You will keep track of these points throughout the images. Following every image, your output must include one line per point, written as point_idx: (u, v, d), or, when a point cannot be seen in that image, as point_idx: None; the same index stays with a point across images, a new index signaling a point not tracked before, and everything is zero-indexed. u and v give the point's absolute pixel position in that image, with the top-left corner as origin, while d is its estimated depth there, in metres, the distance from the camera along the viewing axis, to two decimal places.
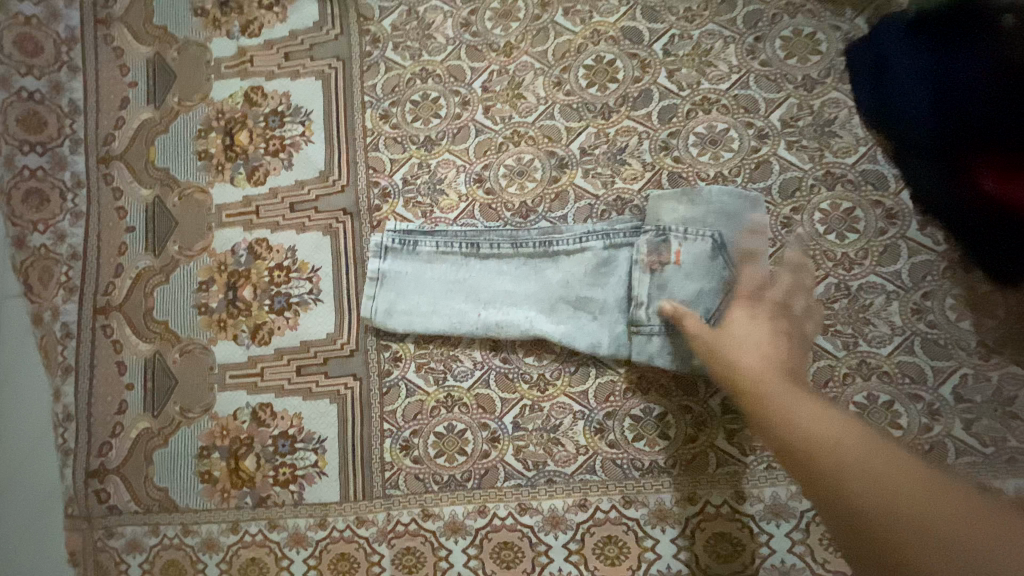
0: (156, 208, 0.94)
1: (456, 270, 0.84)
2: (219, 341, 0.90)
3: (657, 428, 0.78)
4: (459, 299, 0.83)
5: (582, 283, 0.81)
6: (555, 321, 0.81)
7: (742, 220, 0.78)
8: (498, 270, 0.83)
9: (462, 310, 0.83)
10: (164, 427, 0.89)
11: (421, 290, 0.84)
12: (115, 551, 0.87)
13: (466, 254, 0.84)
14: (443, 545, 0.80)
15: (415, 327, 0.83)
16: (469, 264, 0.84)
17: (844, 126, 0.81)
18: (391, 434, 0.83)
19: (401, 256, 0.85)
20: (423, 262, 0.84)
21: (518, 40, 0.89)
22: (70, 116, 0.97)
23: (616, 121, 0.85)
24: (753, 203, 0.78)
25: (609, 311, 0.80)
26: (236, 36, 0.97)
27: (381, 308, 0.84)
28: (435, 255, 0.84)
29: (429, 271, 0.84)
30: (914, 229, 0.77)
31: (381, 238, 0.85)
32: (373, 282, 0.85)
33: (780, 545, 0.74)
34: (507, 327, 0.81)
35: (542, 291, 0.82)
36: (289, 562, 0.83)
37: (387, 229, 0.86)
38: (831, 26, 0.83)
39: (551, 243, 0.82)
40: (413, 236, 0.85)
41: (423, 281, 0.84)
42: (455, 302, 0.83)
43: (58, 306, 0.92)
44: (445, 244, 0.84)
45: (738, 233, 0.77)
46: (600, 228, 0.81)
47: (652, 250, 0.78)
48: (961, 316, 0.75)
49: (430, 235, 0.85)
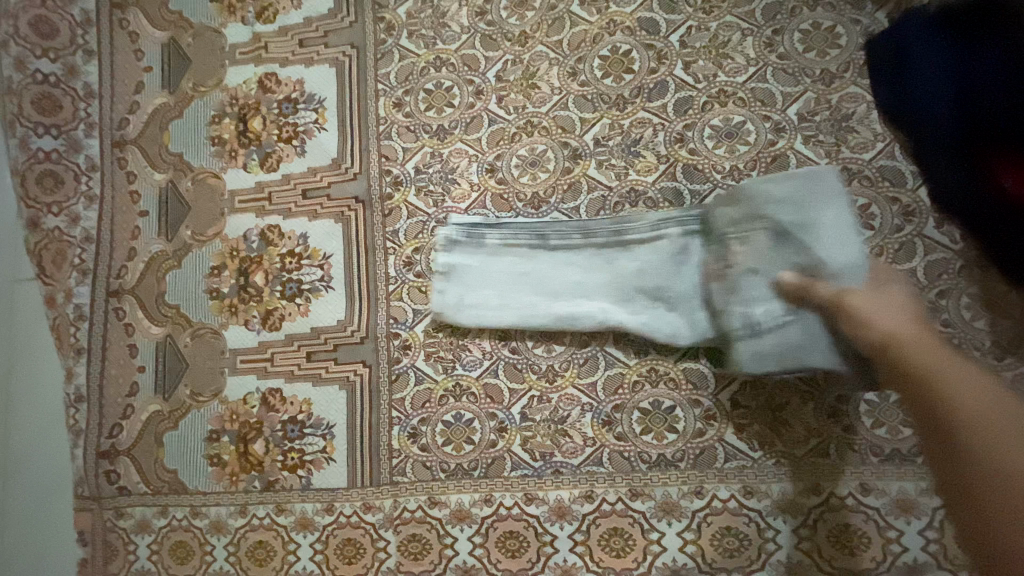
0: (170, 193, 0.95)
1: (524, 262, 0.83)
2: (230, 327, 0.90)
3: (666, 421, 0.78)
4: (528, 292, 0.82)
5: (658, 272, 0.79)
6: (630, 311, 0.80)
7: (822, 198, 0.68)
8: (566, 261, 0.82)
9: (532, 302, 0.81)
10: (174, 410, 0.89)
11: (488, 284, 0.83)
12: (124, 532, 0.88)
13: (533, 247, 0.83)
14: (449, 533, 0.80)
15: (486, 321, 0.82)
16: (537, 255, 0.82)
17: (862, 121, 0.80)
18: (399, 422, 0.84)
19: (468, 249, 0.83)
20: (489, 255, 0.83)
21: (533, 30, 0.89)
22: (84, 99, 0.98)
23: (630, 112, 0.85)
24: (816, 177, 0.68)
25: (685, 302, 0.78)
26: (251, 22, 0.97)
27: (450, 302, 0.83)
28: (501, 248, 0.83)
29: (495, 265, 0.83)
30: (931, 228, 0.77)
31: (448, 230, 0.84)
32: (442, 276, 0.83)
33: (787, 541, 0.74)
34: (580, 319, 0.80)
35: (617, 281, 0.80)
36: (296, 546, 0.84)
37: (451, 222, 0.84)
38: (851, 19, 0.82)
39: (623, 232, 0.81)
40: (479, 229, 0.83)
41: (491, 274, 0.83)
42: (525, 294, 0.82)
43: (71, 289, 0.93)
44: (512, 236, 0.83)
45: (809, 215, 0.67)
46: (675, 215, 0.79)
47: (718, 259, 0.73)
48: (976, 316, 0.74)
49: (497, 228, 0.83)
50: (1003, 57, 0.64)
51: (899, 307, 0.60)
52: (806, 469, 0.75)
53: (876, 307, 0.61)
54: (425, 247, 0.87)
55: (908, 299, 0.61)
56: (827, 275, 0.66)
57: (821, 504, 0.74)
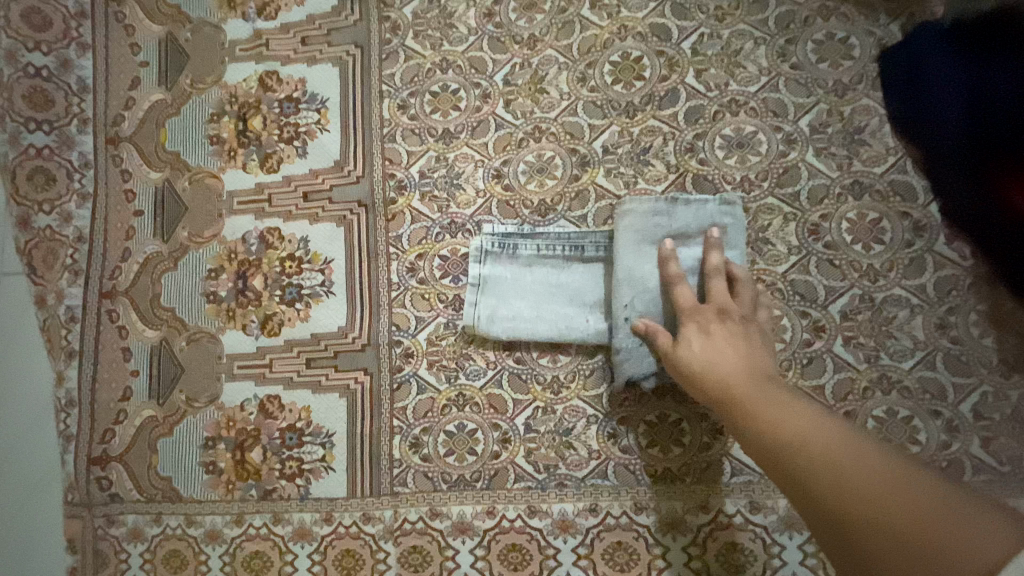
0: (166, 193, 0.92)
1: (559, 273, 0.80)
2: (227, 331, 0.88)
3: (672, 434, 0.78)
4: (563, 304, 0.80)
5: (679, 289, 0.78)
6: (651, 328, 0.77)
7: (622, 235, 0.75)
8: (603, 272, 0.79)
9: (568, 315, 0.79)
10: (169, 416, 0.87)
11: (523, 295, 0.80)
12: (116, 540, 0.85)
13: (569, 258, 0.80)
14: (450, 545, 0.79)
15: (520, 333, 0.79)
16: (571, 267, 0.80)
17: (874, 134, 0.79)
18: (401, 430, 0.82)
19: (501, 259, 0.81)
20: (523, 266, 0.81)
21: (542, 33, 0.87)
22: (78, 94, 0.95)
23: (641, 120, 0.83)
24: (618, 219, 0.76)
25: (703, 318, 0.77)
26: (252, 18, 0.95)
27: (483, 315, 0.80)
28: (536, 258, 0.80)
29: (530, 275, 0.81)
30: (941, 243, 0.76)
31: (480, 240, 0.82)
32: (474, 287, 0.81)
33: (792, 557, 0.74)
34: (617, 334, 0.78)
35: None
36: (294, 557, 0.82)
37: (485, 232, 0.82)
38: (865, 31, 0.81)
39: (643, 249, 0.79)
40: (512, 239, 0.81)
41: (526, 285, 0.80)
42: (560, 307, 0.80)
43: (63, 290, 0.91)
44: (547, 247, 0.80)
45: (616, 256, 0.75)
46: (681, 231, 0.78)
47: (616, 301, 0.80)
48: (985, 333, 0.74)
49: (531, 238, 0.81)
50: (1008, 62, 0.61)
51: (713, 354, 0.65)
52: None
53: (688, 355, 0.66)
54: (429, 254, 0.85)
55: (728, 342, 0.66)
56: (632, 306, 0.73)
57: None
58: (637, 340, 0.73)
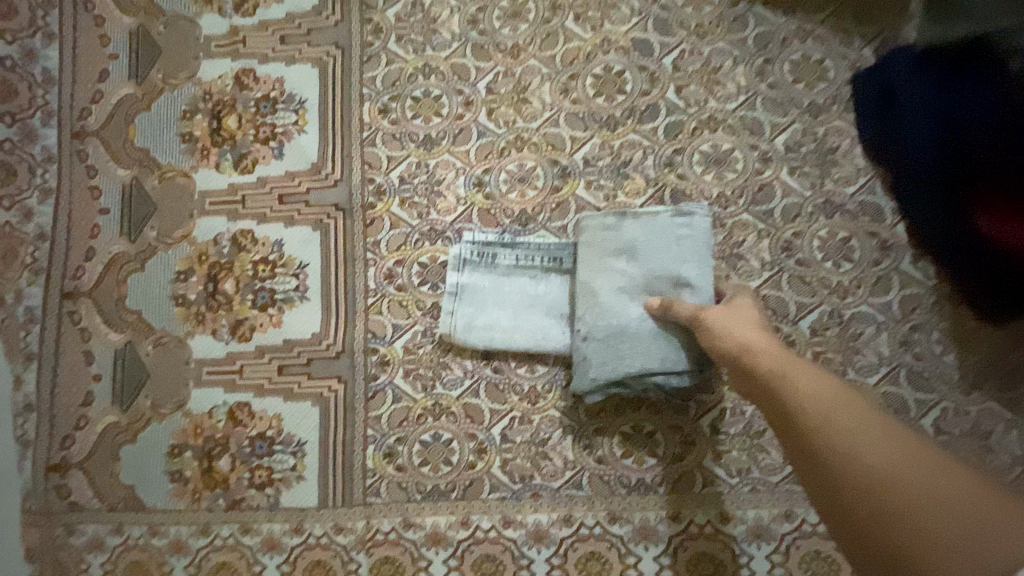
0: (134, 191, 0.89)
1: (536, 284, 0.81)
2: (196, 335, 0.85)
3: (646, 446, 0.78)
4: (539, 315, 0.80)
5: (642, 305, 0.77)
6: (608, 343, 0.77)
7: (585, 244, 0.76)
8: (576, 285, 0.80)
9: (543, 325, 0.80)
10: (133, 422, 0.84)
11: (501, 304, 0.81)
12: (75, 550, 0.82)
13: (547, 270, 0.81)
14: (423, 555, 0.78)
15: (496, 343, 0.80)
16: (549, 278, 0.81)
17: (846, 155, 0.81)
18: (375, 440, 0.81)
19: (479, 268, 0.82)
20: (501, 275, 0.81)
21: (526, 43, 0.87)
22: (42, 85, 0.91)
23: (621, 133, 0.84)
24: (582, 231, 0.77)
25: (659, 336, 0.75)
26: (229, 14, 0.92)
27: (460, 324, 0.80)
28: (515, 268, 0.81)
29: (509, 285, 0.81)
30: (907, 263, 0.79)
31: (459, 249, 0.82)
32: (451, 296, 0.81)
33: (760, 567, 0.75)
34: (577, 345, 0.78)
35: None
36: (261, 568, 0.80)
37: (465, 240, 0.82)
38: (839, 54, 0.83)
39: None
40: (491, 249, 0.82)
41: (503, 295, 0.81)
42: (536, 317, 0.80)
43: (22, 289, 0.87)
44: (525, 258, 0.81)
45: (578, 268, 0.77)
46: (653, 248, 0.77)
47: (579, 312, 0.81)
48: (946, 350, 0.77)
49: (510, 248, 0.81)
50: (991, 87, 0.61)
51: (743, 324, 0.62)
52: (780, 495, 0.76)
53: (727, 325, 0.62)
54: (407, 260, 0.84)
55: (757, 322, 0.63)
56: (584, 317, 0.74)
57: (794, 530, 0.75)
58: (582, 350, 0.74)
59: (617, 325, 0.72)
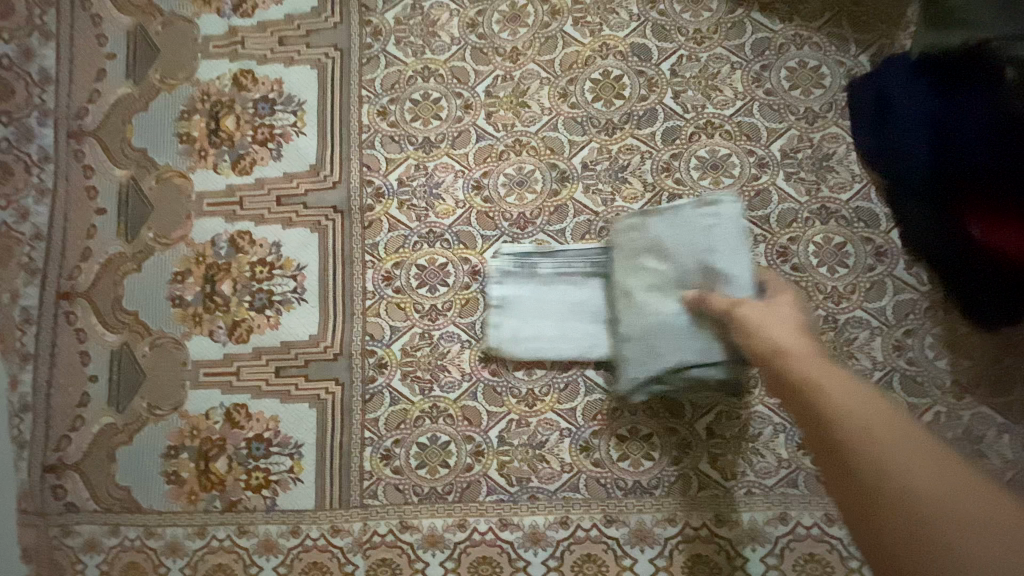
0: (131, 191, 0.89)
1: (580, 291, 0.80)
2: (193, 337, 0.85)
3: (643, 449, 0.79)
4: (585, 322, 0.79)
5: None
6: None
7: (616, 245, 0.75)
8: None
9: (589, 333, 0.79)
10: (129, 423, 0.84)
11: (545, 314, 0.80)
12: (70, 551, 0.81)
13: (588, 275, 0.79)
14: (420, 557, 0.78)
15: (545, 354, 0.80)
16: (590, 284, 0.79)
17: (842, 162, 0.82)
18: (372, 442, 0.81)
19: (519, 278, 0.81)
20: (542, 284, 0.80)
21: (525, 47, 0.88)
22: (39, 84, 0.91)
23: (619, 138, 0.85)
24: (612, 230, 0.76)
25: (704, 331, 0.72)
26: (228, 14, 0.92)
27: (506, 336, 0.80)
28: (555, 277, 0.80)
29: (551, 294, 0.80)
30: (901, 269, 0.79)
31: (497, 259, 0.81)
32: (497, 309, 0.81)
33: (755, 569, 0.76)
34: None
35: None
36: (258, 570, 0.80)
37: (501, 252, 0.81)
38: (835, 60, 0.84)
39: None
40: (531, 258, 0.81)
41: (547, 305, 0.80)
42: (581, 324, 0.79)
43: (18, 289, 0.86)
44: (564, 265, 0.79)
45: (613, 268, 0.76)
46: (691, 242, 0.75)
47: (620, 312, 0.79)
48: (939, 355, 0.77)
49: (549, 256, 0.80)
50: (988, 96, 0.61)
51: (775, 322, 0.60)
52: (774, 498, 0.77)
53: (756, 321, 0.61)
54: (405, 262, 0.84)
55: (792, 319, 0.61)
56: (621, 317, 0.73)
57: (789, 533, 0.76)
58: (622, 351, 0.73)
59: (655, 323, 0.70)
